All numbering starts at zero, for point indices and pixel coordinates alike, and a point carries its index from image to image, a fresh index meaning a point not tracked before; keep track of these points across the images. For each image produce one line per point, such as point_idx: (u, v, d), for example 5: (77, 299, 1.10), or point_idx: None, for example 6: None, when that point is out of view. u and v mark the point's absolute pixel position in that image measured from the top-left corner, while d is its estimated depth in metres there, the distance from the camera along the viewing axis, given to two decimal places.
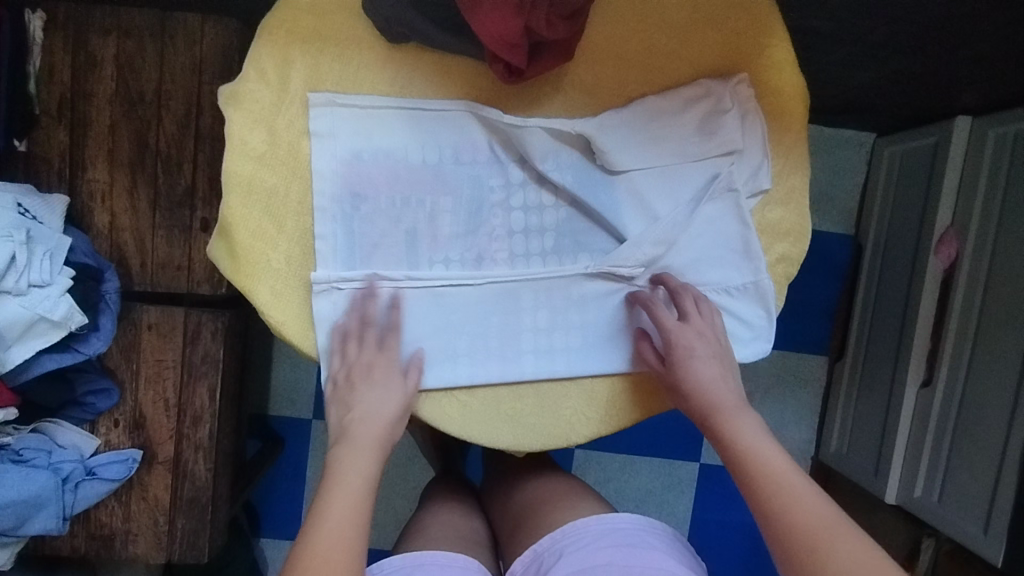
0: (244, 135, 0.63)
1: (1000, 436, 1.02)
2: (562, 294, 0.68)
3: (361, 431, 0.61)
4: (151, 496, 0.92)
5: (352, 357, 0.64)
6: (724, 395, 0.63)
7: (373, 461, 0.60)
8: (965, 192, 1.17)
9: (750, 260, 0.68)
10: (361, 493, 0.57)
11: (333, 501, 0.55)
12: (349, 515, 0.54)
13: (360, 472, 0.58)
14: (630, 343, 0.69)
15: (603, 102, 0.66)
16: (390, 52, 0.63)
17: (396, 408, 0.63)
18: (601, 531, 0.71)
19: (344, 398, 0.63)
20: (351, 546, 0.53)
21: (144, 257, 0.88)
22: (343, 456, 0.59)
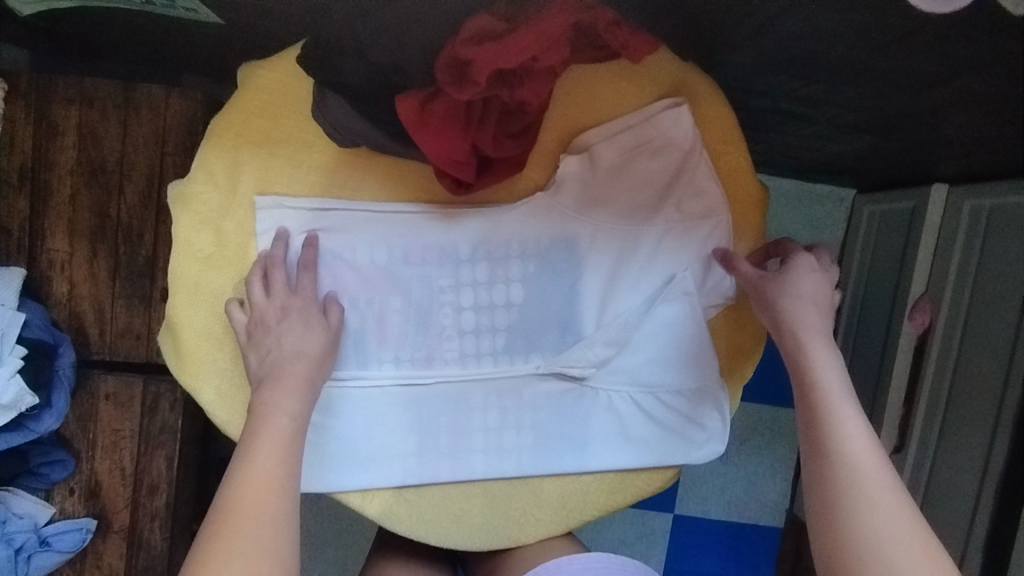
0: (191, 237, 0.62)
1: (966, 513, 1.02)
2: (513, 396, 0.66)
3: (286, 369, 0.57)
4: (105, 565, 0.91)
5: (261, 302, 0.60)
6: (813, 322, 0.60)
7: (303, 400, 0.57)
8: (939, 260, 1.17)
9: (706, 362, 0.67)
10: (289, 441, 0.54)
11: (259, 448, 0.52)
12: (273, 454, 0.52)
13: (289, 415, 0.55)
14: (582, 443, 0.67)
15: (559, 199, 0.64)
16: (340, 156, 0.63)
17: (319, 347, 0.60)
18: (576, 568, 0.69)
19: (255, 343, 0.59)
20: (273, 482, 0.51)
21: (103, 325, 0.88)
22: (268, 398, 0.56)
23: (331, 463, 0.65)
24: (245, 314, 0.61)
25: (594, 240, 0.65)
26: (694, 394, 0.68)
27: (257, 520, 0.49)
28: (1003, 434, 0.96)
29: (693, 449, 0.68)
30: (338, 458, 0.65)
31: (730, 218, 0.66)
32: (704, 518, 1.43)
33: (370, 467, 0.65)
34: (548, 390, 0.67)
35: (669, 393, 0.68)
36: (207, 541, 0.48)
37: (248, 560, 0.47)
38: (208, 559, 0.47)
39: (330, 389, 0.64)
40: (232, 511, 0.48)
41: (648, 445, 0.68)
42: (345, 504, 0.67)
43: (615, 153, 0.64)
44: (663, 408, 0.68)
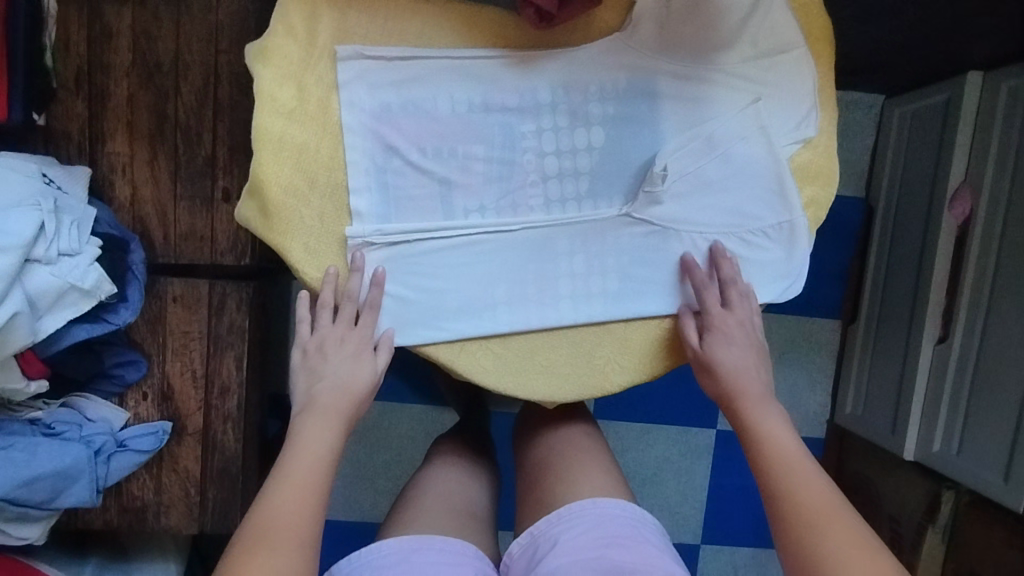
0: (273, 91, 0.63)
1: (1018, 385, 1.03)
2: (598, 240, 0.68)
3: (327, 399, 0.64)
4: (182, 468, 0.93)
5: (325, 329, 0.66)
6: (750, 384, 0.67)
7: (337, 431, 0.62)
8: (977, 149, 1.18)
9: (784, 199, 0.68)
10: (320, 471, 0.59)
11: (292, 472, 0.58)
12: (308, 476, 0.58)
13: (322, 441, 0.61)
14: (665, 284, 0.69)
15: (637, 39, 0.65)
16: (416, 3, 0.63)
17: (363, 384, 0.65)
18: (598, 517, 0.68)
19: (310, 365, 0.66)
20: (311, 501, 0.57)
21: (166, 228, 0.88)
22: (308, 425, 0.62)
23: (423, 314, 0.67)
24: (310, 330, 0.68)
25: (671, 81, 0.66)
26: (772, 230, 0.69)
27: (277, 536, 0.53)
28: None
29: (774, 288, 0.70)
30: (428, 308, 0.67)
31: (805, 51, 0.66)
32: None
33: (461, 315, 0.67)
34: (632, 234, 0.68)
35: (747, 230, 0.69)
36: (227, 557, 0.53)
37: (279, 560, 0.52)
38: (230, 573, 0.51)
39: (420, 240, 0.67)
40: (267, 527, 0.53)
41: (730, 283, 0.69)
42: (433, 359, 0.69)
43: None
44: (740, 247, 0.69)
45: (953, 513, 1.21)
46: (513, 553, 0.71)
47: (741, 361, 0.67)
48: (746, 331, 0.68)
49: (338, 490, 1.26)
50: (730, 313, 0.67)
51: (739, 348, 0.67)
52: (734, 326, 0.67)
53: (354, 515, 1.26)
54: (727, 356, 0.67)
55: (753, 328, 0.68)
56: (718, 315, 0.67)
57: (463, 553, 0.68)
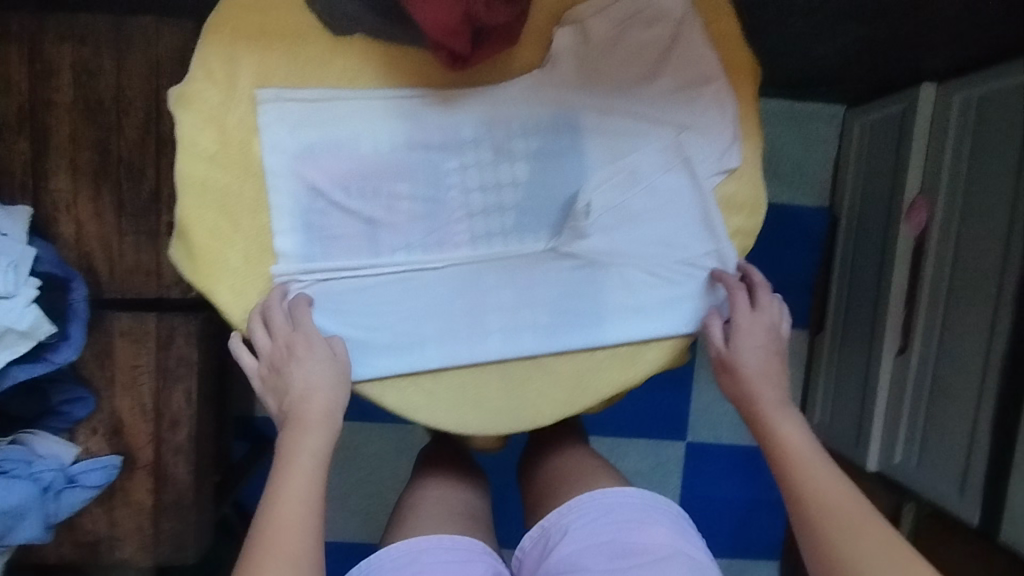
0: (194, 136, 0.63)
1: (971, 402, 1.03)
2: (525, 274, 0.68)
3: (302, 408, 0.61)
4: (135, 501, 0.93)
5: (269, 343, 0.64)
6: (769, 390, 0.66)
7: (324, 438, 0.61)
8: (932, 157, 1.16)
9: (710, 229, 0.69)
10: (314, 484, 0.58)
11: (285, 490, 0.57)
12: (303, 491, 0.57)
13: (310, 455, 0.59)
14: (594, 315, 0.69)
15: (558, 74, 0.65)
16: (335, 45, 0.63)
17: (331, 380, 0.63)
18: (606, 504, 0.72)
19: (274, 383, 0.64)
20: (307, 517, 0.56)
21: (112, 263, 0.88)
22: (290, 439, 0.60)
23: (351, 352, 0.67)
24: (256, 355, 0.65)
25: (594, 115, 0.66)
26: (699, 259, 0.70)
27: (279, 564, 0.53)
28: (1003, 319, 0.98)
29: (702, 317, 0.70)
30: (356, 346, 0.67)
31: (725, 83, 0.66)
32: (717, 442, 1.43)
33: (390, 352, 0.68)
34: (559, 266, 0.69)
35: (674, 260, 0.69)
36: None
37: None
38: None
39: (347, 278, 0.67)
40: (263, 551, 0.54)
41: (657, 313, 0.70)
42: (364, 396, 0.69)
43: (606, 27, 0.65)
44: (668, 276, 0.70)
45: (915, 522, 1.21)
46: (526, 546, 0.75)
47: (766, 366, 0.67)
48: (773, 339, 0.68)
49: None
50: (755, 315, 0.68)
51: (764, 349, 0.67)
52: (761, 327, 0.67)
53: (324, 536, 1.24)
54: (753, 357, 0.66)
55: (778, 334, 0.68)
56: (743, 316, 0.67)
57: (472, 550, 0.69)
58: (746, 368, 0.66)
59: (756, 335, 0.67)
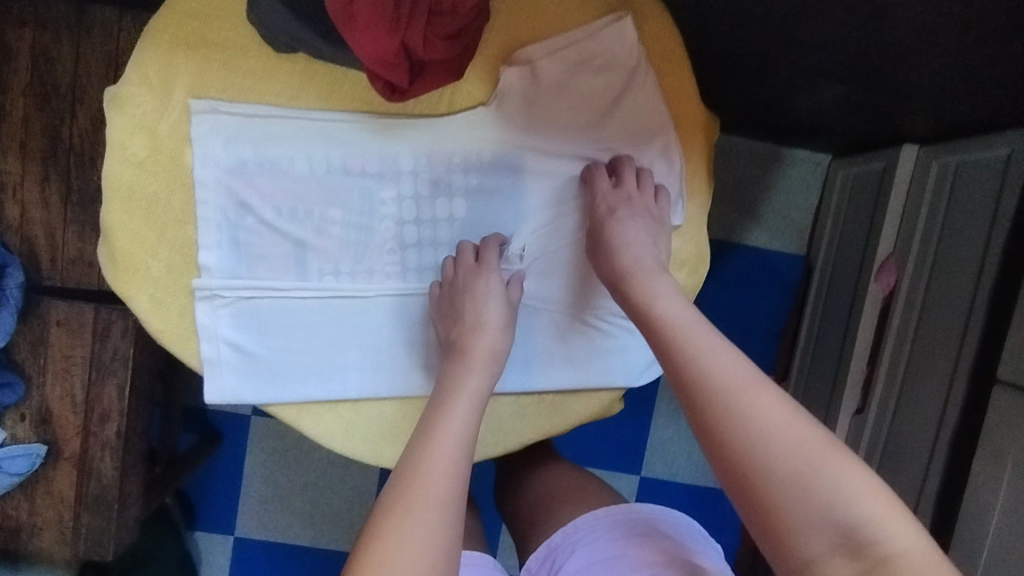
0: (124, 141, 0.62)
1: (917, 478, 0.95)
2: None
3: (469, 345, 0.60)
4: (56, 492, 0.91)
5: (455, 275, 0.64)
6: (640, 259, 0.61)
7: (482, 377, 0.59)
8: (907, 217, 1.10)
9: None
10: (468, 420, 0.55)
11: (438, 422, 0.54)
12: (455, 427, 0.54)
13: (469, 397, 0.57)
14: (517, 359, 0.68)
15: (503, 112, 0.64)
16: (278, 62, 0.62)
17: (500, 319, 0.62)
18: (610, 520, 0.71)
19: (447, 314, 0.64)
20: (462, 453, 0.53)
21: (54, 250, 0.87)
22: (453, 374, 0.59)
23: (266, 374, 0.66)
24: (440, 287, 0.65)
25: (538, 157, 0.66)
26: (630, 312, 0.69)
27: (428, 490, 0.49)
28: (956, 394, 0.89)
29: (635, 371, 0.69)
30: (272, 368, 0.66)
31: (674, 138, 0.66)
32: (670, 481, 1.29)
33: (305, 379, 0.66)
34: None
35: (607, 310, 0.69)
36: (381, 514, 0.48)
37: (427, 521, 0.48)
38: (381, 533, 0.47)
39: (269, 300, 0.65)
40: (410, 480, 0.50)
41: (585, 363, 0.69)
42: (280, 418, 0.67)
43: (557, 69, 0.64)
44: (599, 327, 0.69)
45: None
46: (533, 565, 0.73)
47: (646, 246, 0.62)
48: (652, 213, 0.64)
49: (249, 511, 1.25)
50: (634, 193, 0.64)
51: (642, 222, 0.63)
52: (640, 206, 0.64)
53: (268, 535, 1.25)
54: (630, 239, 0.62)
55: (657, 214, 0.65)
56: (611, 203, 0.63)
57: (481, 566, 0.69)
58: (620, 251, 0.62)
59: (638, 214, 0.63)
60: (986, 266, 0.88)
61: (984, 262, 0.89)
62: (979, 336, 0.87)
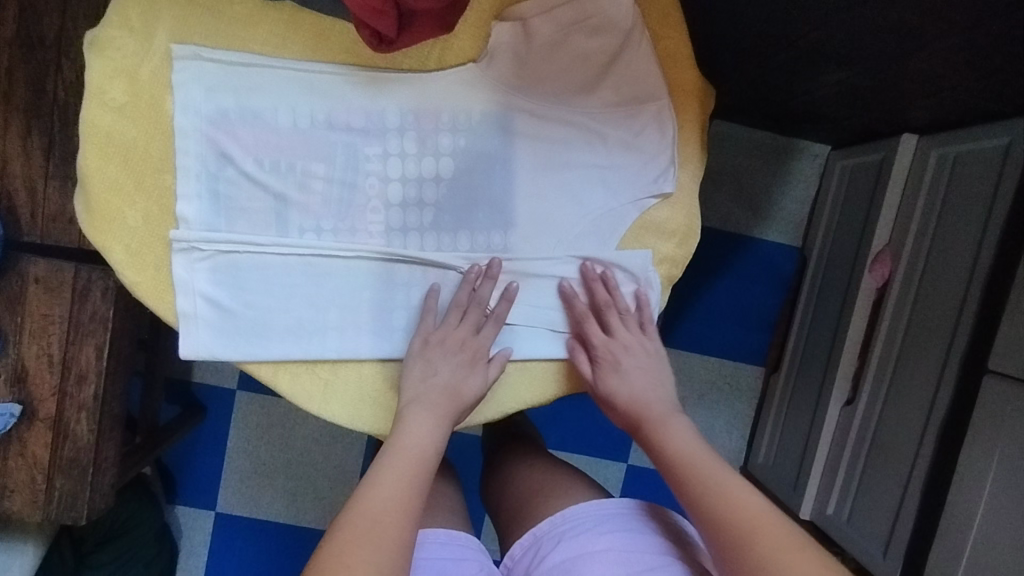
0: (104, 85, 0.60)
1: (906, 467, 0.94)
2: (437, 275, 0.66)
3: (439, 400, 0.62)
4: (29, 453, 0.89)
5: (449, 325, 0.63)
6: (653, 404, 0.64)
7: (437, 434, 0.61)
8: (904, 207, 1.08)
9: (637, 255, 0.66)
10: (420, 468, 0.58)
11: (390, 469, 0.57)
12: (405, 479, 0.56)
13: (425, 439, 0.60)
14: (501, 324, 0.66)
15: (493, 71, 0.63)
16: (264, 10, 0.61)
17: (472, 385, 0.63)
18: (600, 514, 0.68)
19: (428, 360, 0.63)
20: (407, 504, 0.55)
21: (35, 207, 0.85)
22: (412, 420, 0.60)
23: (242, 331, 0.64)
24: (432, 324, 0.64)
25: (528, 119, 0.64)
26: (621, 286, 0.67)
27: (380, 531, 0.52)
28: (947, 385, 0.88)
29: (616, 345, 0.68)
30: (249, 325, 0.64)
31: (667, 103, 0.65)
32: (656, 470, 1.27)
33: (283, 337, 0.64)
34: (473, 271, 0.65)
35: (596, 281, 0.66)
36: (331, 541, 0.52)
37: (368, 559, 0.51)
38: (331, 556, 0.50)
39: (247, 255, 0.63)
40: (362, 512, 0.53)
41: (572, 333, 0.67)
42: (256, 378, 0.66)
43: (550, 28, 0.62)
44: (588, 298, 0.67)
45: None
46: (516, 553, 0.71)
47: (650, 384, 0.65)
48: (638, 338, 0.66)
49: (230, 485, 1.23)
50: (620, 334, 0.65)
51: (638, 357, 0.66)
52: (626, 341, 0.65)
53: (249, 512, 1.24)
54: (630, 376, 0.65)
55: (648, 340, 0.66)
56: (603, 341, 0.65)
57: (468, 548, 0.67)
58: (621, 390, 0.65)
59: (630, 348, 0.65)
60: (983, 254, 0.87)
61: (980, 250, 0.88)
62: (972, 324, 0.86)
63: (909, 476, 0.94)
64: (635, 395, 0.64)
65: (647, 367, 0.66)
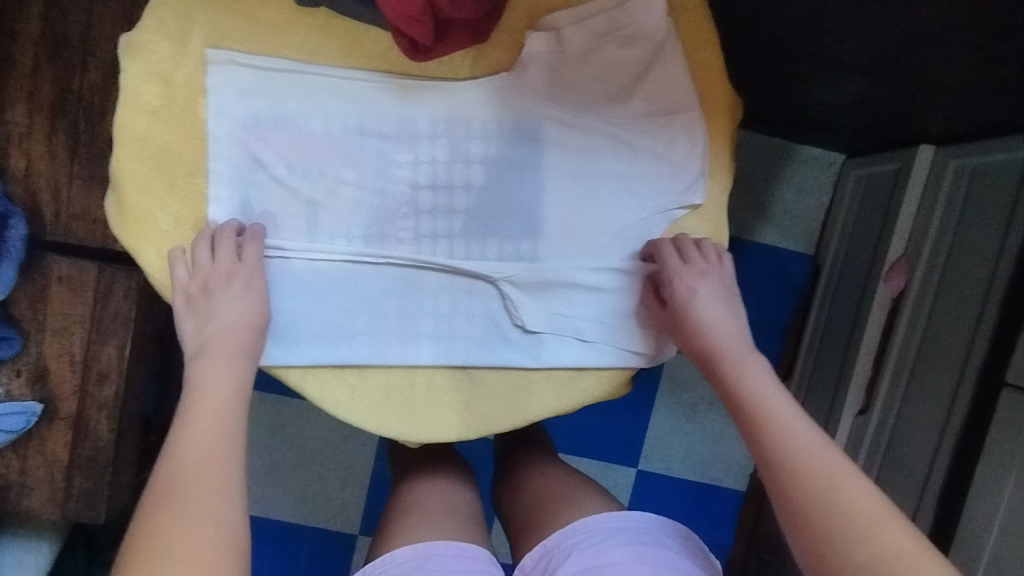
0: (139, 88, 0.60)
1: (919, 478, 0.94)
2: (465, 280, 0.66)
3: (221, 341, 0.58)
4: (49, 452, 0.89)
5: (202, 268, 0.60)
6: (728, 339, 0.61)
7: (242, 370, 0.58)
8: (922, 218, 1.07)
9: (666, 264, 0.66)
10: (226, 411, 0.54)
11: (196, 422, 0.53)
12: (211, 427, 0.53)
13: (225, 381, 0.56)
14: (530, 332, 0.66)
15: (525, 80, 0.63)
16: (299, 16, 0.61)
17: (252, 316, 0.60)
18: (612, 526, 0.67)
19: (196, 309, 0.60)
20: (218, 452, 0.52)
21: (59, 206, 0.85)
22: (203, 369, 0.57)
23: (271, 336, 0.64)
24: (187, 271, 0.61)
25: (559, 128, 0.64)
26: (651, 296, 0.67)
27: (208, 487, 0.49)
28: (962, 398, 0.88)
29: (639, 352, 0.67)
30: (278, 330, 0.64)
31: (698, 114, 0.65)
32: (666, 475, 1.27)
33: (313, 342, 0.64)
34: (502, 278, 0.65)
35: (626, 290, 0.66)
36: (154, 508, 0.48)
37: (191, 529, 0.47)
38: (158, 526, 0.47)
39: (279, 261, 0.63)
40: (171, 482, 0.49)
41: (601, 342, 0.67)
42: (283, 382, 0.66)
43: (583, 38, 0.63)
44: (617, 307, 0.67)
45: None
46: (527, 566, 0.69)
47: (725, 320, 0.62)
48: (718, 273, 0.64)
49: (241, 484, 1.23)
50: (698, 267, 0.63)
51: (715, 293, 0.63)
52: (705, 275, 0.63)
53: (259, 512, 1.23)
54: (707, 305, 0.62)
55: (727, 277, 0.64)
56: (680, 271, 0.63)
57: (479, 559, 0.65)
58: (697, 317, 0.62)
59: (707, 283, 0.63)
60: (1002, 265, 0.86)
61: (998, 262, 0.87)
62: (989, 337, 0.85)
63: (923, 487, 0.94)
64: (712, 329, 0.62)
65: (725, 304, 0.63)
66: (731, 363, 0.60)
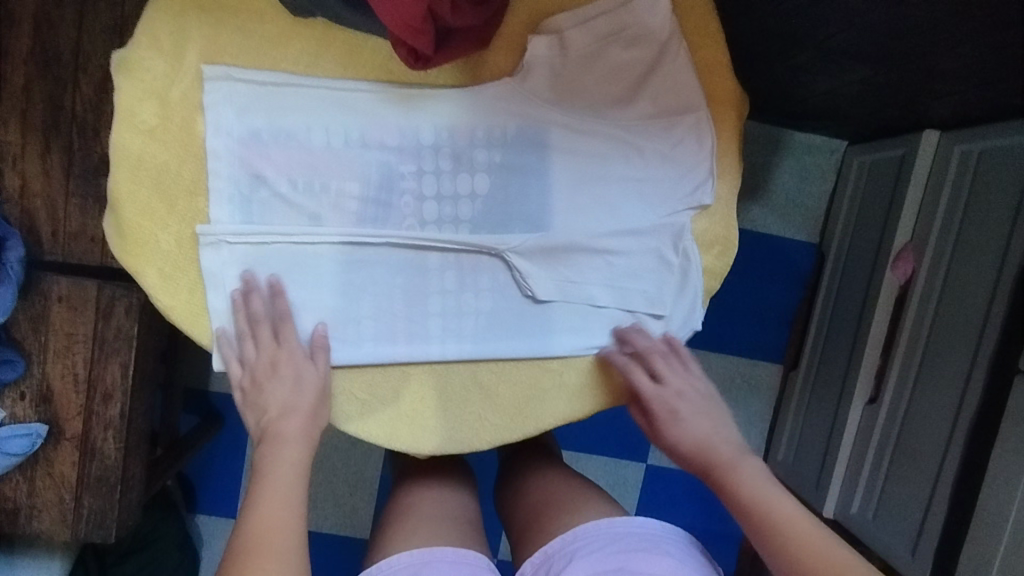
0: (133, 107, 0.59)
1: (932, 469, 0.93)
2: (469, 256, 0.64)
3: (284, 426, 0.58)
4: (57, 473, 0.88)
5: (250, 359, 0.61)
6: (716, 444, 0.61)
7: (305, 454, 0.58)
8: (928, 203, 1.05)
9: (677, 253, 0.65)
10: (295, 481, 0.56)
11: (266, 493, 0.54)
12: (283, 494, 0.54)
13: (293, 463, 0.57)
14: (540, 303, 0.65)
15: (528, 86, 0.62)
16: (296, 28, 0.60)
17: (312, 397, 0.60)
18: (614, 532, 0.66)
19: (252, 400, 0.60)
20: (291, 518, 0.53)
21: (56, 225, 0.83)
22: (270, 455, 0.57)
23: None
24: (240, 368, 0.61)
25: (565, 133, 0.63)
26: (657, 259, 0.65)
27: (272, 546, 0.51)
28: (974, 389, 0.87)
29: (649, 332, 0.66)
30: None
31: (706, 114, 0.64)
32: (676, 469, 1.27)
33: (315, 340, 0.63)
34: (507, 249, 0.63)
35: (629, 251, 0.65)
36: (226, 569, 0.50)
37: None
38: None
39: (276, 248, 0.62)
40: (250, 541, 0.51)
41: (610, 319, 0.66)
42: None
43: (586, 40, 0.61)
44: (623, 271, 0.65)
45: None
46: (527, 572, 0.68)
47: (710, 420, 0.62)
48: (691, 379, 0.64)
49: None
50: (672, 376, 0.63)
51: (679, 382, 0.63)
52: (681, 381, 0.63)
53: None
54: (692, 417, 0.62)
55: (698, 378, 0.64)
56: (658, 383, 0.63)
57: (476, 565, 0.63)
58: (684, 423, 0.62)
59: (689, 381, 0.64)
60: (1012, 252, 0.85)
61: (1008, 248, 0.86)
62: (1001, 326, 0.84)
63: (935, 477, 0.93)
64: (698, 439, 0.61)
65: (708, 411, 0.63)
66: (722, 466, 0.59)
